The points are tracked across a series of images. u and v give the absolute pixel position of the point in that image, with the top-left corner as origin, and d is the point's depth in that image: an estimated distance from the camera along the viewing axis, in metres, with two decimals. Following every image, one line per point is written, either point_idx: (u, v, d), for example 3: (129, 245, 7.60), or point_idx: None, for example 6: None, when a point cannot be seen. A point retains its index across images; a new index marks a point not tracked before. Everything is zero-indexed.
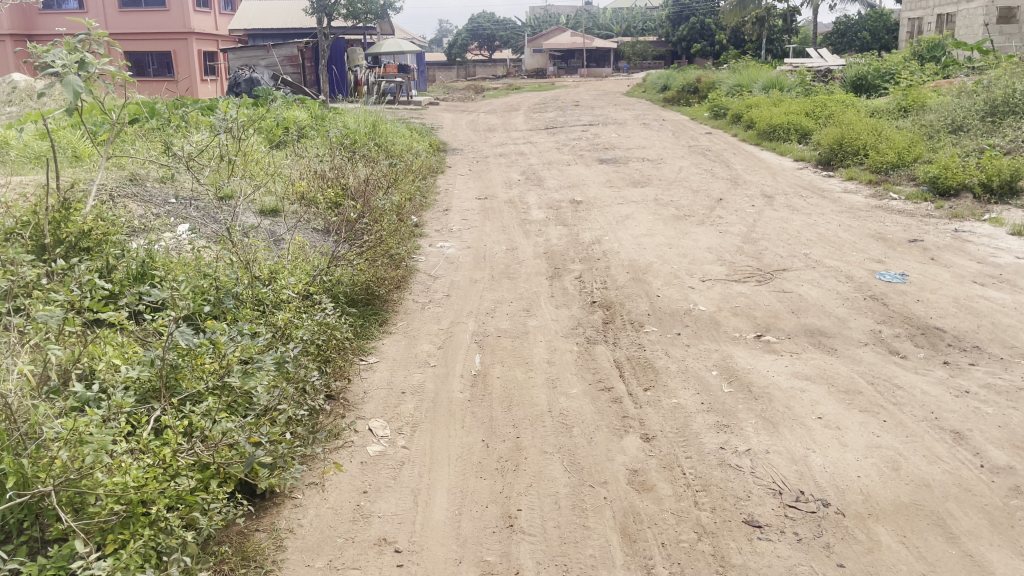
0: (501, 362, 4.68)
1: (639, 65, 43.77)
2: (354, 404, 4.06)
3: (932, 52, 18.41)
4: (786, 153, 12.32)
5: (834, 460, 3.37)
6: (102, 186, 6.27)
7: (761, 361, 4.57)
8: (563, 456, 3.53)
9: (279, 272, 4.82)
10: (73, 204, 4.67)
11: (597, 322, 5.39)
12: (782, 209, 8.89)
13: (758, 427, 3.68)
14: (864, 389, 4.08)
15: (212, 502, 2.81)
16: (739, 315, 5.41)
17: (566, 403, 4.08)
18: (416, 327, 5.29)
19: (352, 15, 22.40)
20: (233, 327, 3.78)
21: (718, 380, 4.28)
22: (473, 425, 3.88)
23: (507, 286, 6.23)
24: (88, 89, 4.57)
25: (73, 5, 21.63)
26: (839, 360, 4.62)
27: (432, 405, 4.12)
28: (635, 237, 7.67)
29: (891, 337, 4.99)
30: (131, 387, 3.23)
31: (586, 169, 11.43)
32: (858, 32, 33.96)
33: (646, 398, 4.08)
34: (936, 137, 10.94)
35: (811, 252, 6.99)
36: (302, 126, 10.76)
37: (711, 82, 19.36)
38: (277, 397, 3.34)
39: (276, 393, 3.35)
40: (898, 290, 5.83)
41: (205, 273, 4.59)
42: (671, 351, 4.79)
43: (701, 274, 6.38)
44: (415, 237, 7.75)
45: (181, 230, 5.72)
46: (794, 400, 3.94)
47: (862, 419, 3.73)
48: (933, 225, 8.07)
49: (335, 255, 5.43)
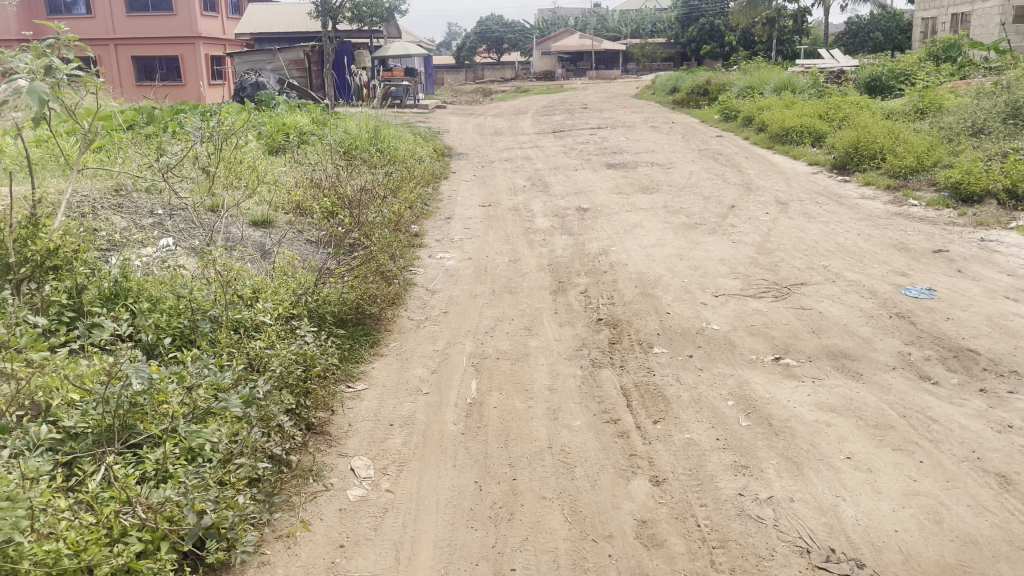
0: (499, 390, 4.32)
1: (648, 67, 43.35)
2: (337, 439, 3.73)
3: (948, 52, 17.99)
4: (800, 156, 11.96)
5: (867, 511, 3.00)
6: (80, 199, 5.94)
7: (782, 389, 4.21)
8: (564, 503, 3.17)
9: (260, 294, 4.50)
10: (42, 218, 4.30)
11: (603, 343, 5.04)
12: (797, 217, 8.51)
13: (780, 469, 3.32)
14: (896, 423, 3.72)
15: (159, 571, 2.47)
16: (755, 335, 5.05)
17: (569, 438, 3.73)
18: (410, 349, 4.95)
19: (357, 19, 21.90)
20: (201, 359, 3.47)
21: (735, 411, 3.91)
22: (466, 464, 3.54)
23: (508, 302, 5.89)
24: (57, 98, 4.20)
25: (82, 10, 21.57)
26: (865, 387, 4.24)
27: (422, 440, 3.77)
28: (644, 247, 7.32)
29: (921, 360, 4.62)
30: (83, 431, 2.93)
31: (593, 174, 11.08)
32: (870, 32, 33.50)
33: (655, 433, 3.73)
34: (956, 141, 10.53)
35: (830, 263, 6.61)
36: (303, 131, 10.43)
37: (721, 83, 19.01)
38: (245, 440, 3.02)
39: (243, 436, 3.03)
40: (925, 307, 5.44)
41: (182, 297, 4.29)
42: (683, 377, 4.43)
43: (714, 288, 6.01)
44: (415, 247, 7.44)
45: (164, 243, 5.44)
46: (819, 435, 3.58)
47: (895, 460, 3.36)
48: (957, 234, 7.68)
49: (322, 272, 5.09)
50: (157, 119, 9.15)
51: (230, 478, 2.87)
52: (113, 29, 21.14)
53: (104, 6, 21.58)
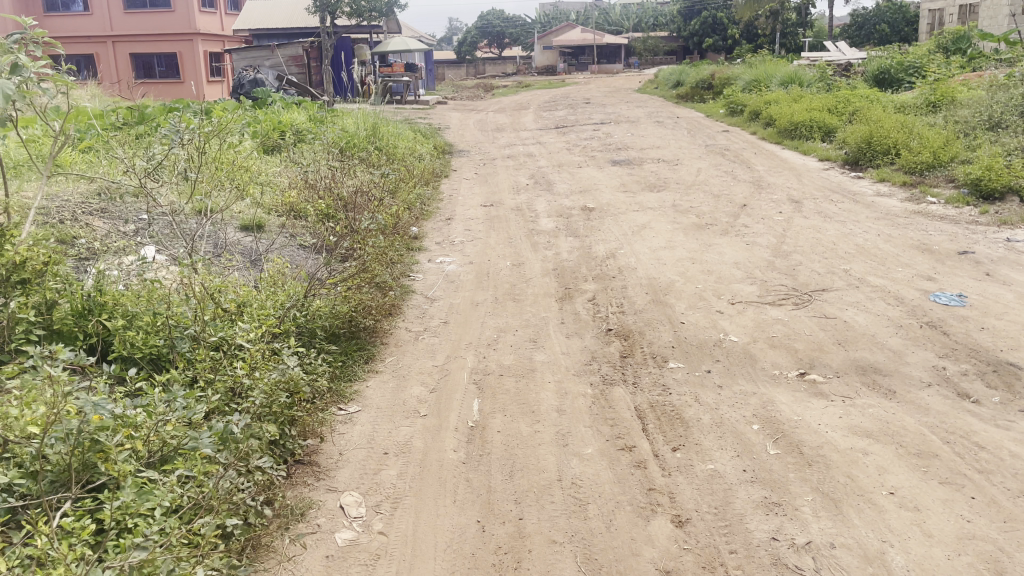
0: (503, 411, 3.99)
1: (650, 61, 42.69)
2: (326, 471, 3.41)
3: (957, 44, 17.62)
4: (809, 151, 11.58)
5: (919, 559, 2.70)
6: (59, 207, 5.64)
7: (811, 409, 3.88)
8: (577, 548, 2.87)
9: (245, 311, 4.18)
10: (7, 227, 3.87)
11: (613, 356, 4.71)
12: (812, 216, 8.15)
13: (817, 507, 3.01)
14: (940, 450, 3.39)
15: None
16: (777, 347, 4.70)
17: (580, 469, 3.41)
18: (407, 365, 4.62)
19: (356, 14, 21.24)
20: (172, 389, 3.15)
21: (761, 437, 3.58)
22: (467, 500, 3.23)
23: (512, 311, 5.56)
24: (21, 98, 3.77)
25: (79, 7, 21.28)
26: (901, 407, 3.91)
27: (419, 471, 3.45)
28: (653, 250, 6.98)
29: (958, 375, 4.28)
30: (38, 474, 2.61)
31: (598, 172, 10.71)
32: (875, 24, 33.04)
33: (675, 463, 3.40)
34: (973, 134, 10.16)
35: (851, 267, 6.26)
36: (299, 129, 10.07)
37: (725, 77, 18.57)
38: (216, 488, 2.69)
39: (212, 483, 2.69)
40: (957, 315, 5.10)
41: (160, 313, 3.95)
42: (701, 396, 4.09)
43: (730, 295, 5.67)
44: (413, 251, 7.10)
45: (148, 252, 5.14)
46: (856, 467, 3.26)
47: (944, 496, 3.04)
48: (981, 234, 7.33)
49: (313, 282, 4.74)
50: (149, 119, 8.82)
51: (195, 537, 2.53)
52: (112, 26, 20.85)
53: (101, 2, 21.26)
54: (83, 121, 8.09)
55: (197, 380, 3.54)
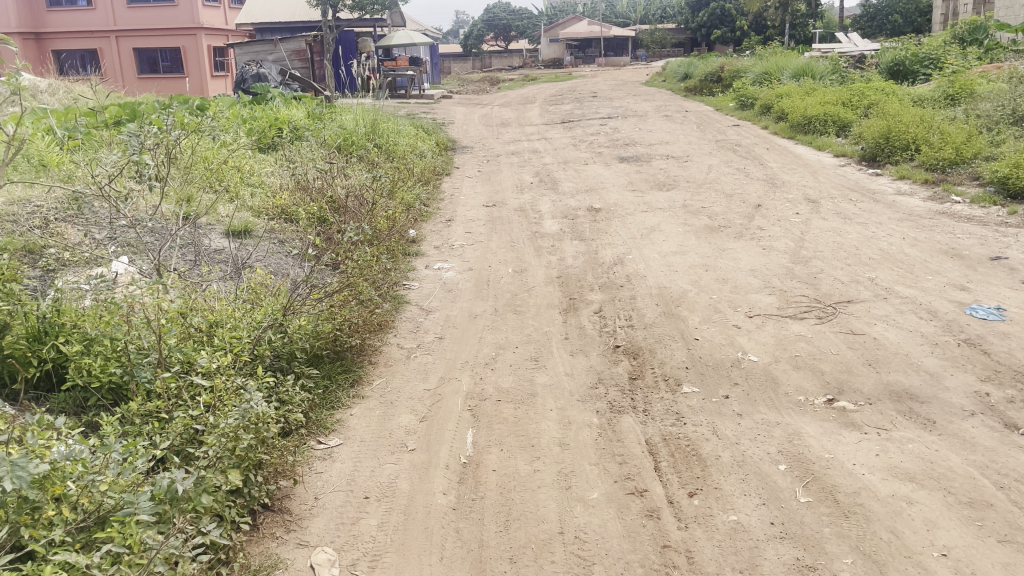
0: (500, 445, 3.59)
1: (657, 53, 42.23)
2: (297, 521, 3.03)
3: (974, 34, 17.05)
4: (824, 146, 11.12)
5: None
6: (29, 212, 5.32)
7: (842, 444, 3.47)
8: None
9: (211, 336, 3.76)
10: None
11: (621, 378, 4.30)
12: (831, 217, 7.72)
13: (858, 572, 2.65)
14: (994, 499, 2.99)
15: None
16: (802, 369, 4.28)
17: (584, 519, 3.01)
18: (396, 390, 4.21)
19: (358, 6, 20.24)
20: (114, 438, 2.74)
21: (789, 480, 3.18)
22: (456, 556, 2.85)
23: (512, 325, 5.15)
24: None
25: (83, 2, 20.96)
26: (944, 441, 3.49)
27: (403, 519, 3.06)
28: (664, 255, 6.56)
29: (1004, 403, 3.84)
30: None
31: (605, 170, 10.28)
32: (889, 15, 32.45)
33: (692, 512, 3.00)
34: (996, 129, 9.68)
35: (877, 275, 5.82)
36: (296, 125, 9.64)
37: (735, 70, 18.05)
38: (150, 566, 2.31)
39: (145, 561, 2.31)
40: (997, 332, 4.67)
41: (120, 336, 3.54)
42: (719, 428, 3.67)
43: (747, 307, 5.25)
44: (409, 256, 6.71)
45: (119, 263, 4.77)
46: (900, 520, 2.88)
47: (1005, 559, 2.65)
48: (1012, 236, 6.88)
49: (292, 299, 4.31)
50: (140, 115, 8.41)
51: None
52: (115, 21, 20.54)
53: None
54: (70, 119, 7.70)
55: (154, 418, 3.14)
